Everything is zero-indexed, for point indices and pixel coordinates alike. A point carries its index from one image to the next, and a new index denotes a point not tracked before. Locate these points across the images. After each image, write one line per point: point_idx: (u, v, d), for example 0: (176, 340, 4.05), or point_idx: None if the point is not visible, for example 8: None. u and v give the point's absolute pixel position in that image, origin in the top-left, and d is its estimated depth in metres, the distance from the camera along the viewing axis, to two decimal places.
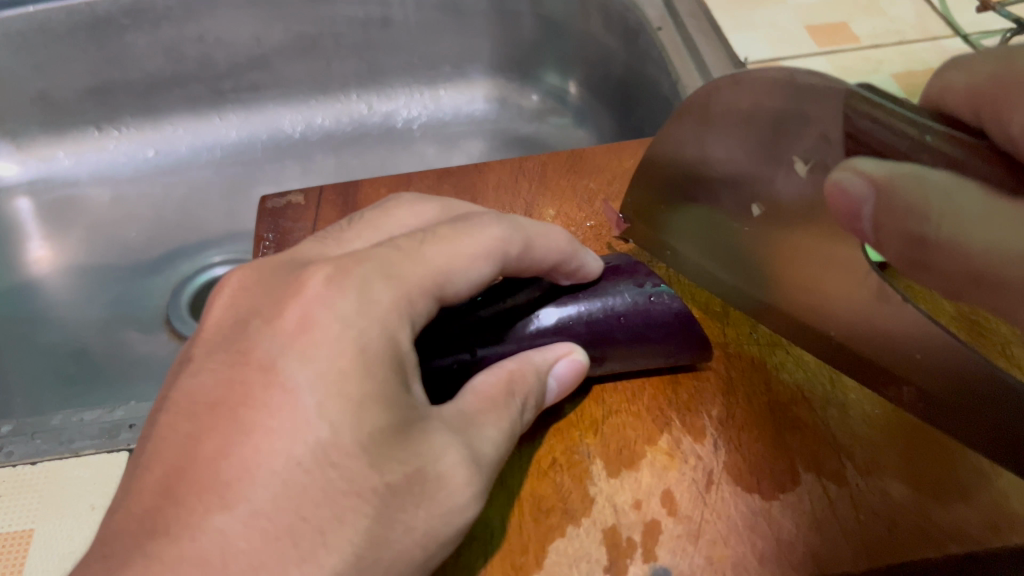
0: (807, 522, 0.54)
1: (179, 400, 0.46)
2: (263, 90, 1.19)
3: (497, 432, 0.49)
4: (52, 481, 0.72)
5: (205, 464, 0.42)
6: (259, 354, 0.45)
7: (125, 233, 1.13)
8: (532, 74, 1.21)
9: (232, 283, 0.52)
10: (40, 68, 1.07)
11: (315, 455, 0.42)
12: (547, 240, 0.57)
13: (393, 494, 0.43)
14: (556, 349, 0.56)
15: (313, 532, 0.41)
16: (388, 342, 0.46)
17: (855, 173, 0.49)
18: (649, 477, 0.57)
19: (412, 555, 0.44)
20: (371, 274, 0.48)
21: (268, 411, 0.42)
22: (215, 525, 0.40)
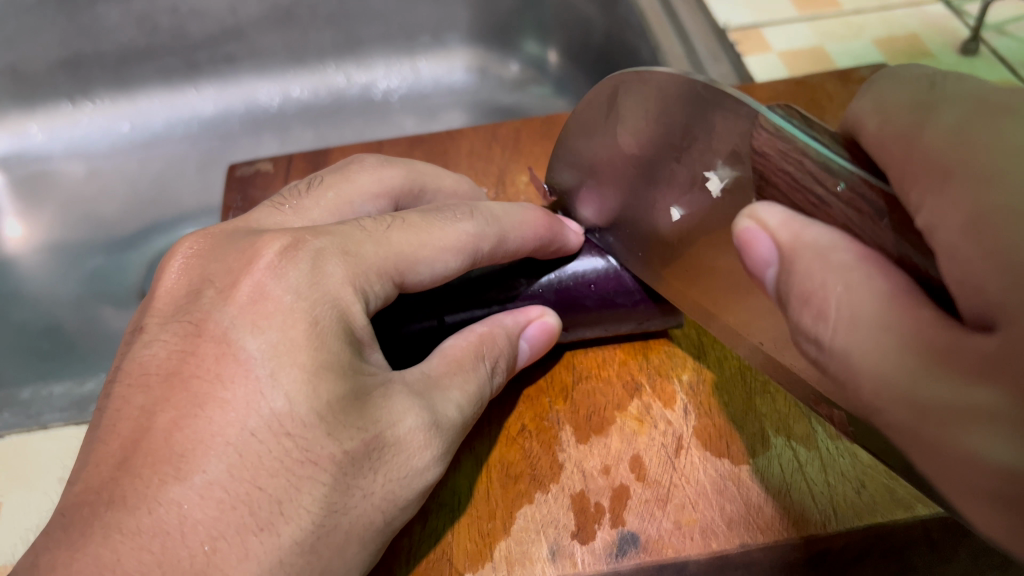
0: (776, 486, 0.54)
1: (133, 371, 0.45)
2: (240, 61, 1.17)
3: (461, 396, 0.49)
4: (18, 453, 0.71)
5: (160, 435, 0.41)
6: (211, 327, 0.44)
7: (97, 207, 1.11)
8: (511, 43, 1.19)
9: (185, 249, 0.50)
10: (9, 40, 1.06)
11: (269, 425, 0.41)
12: (523, 226, 0.55)
13: (351, 461, 0.42)
14: (525, 313, 0.56)
15: (269, 502, 0.41)
16: (341, 314, 0.45)
17: (758, 224, 0.43)
18: (619, 443, 0.57)
19: (370, 519, 0.44)
20: (328, 248, 0.47)
21: (220, 382, 0.42)
22: (171, 497, 0.39)
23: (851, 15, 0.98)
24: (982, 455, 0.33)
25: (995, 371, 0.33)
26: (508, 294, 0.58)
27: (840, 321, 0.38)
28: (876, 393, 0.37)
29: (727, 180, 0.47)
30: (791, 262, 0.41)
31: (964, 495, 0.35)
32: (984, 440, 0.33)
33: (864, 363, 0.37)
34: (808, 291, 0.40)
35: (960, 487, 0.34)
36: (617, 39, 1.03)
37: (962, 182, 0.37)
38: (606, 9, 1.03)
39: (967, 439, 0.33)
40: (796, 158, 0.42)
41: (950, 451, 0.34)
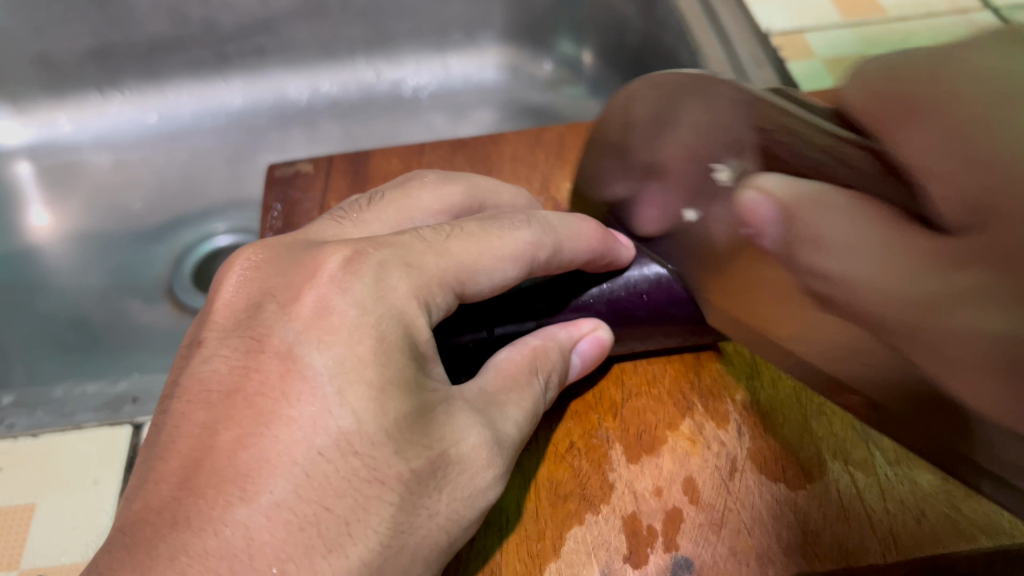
0: (836, 512, 0.52)
1: (193, 388, 0.44)
2: (269, 54, 1.15)
3: (519, 413, 0.48)
4: (53, 454, 0.70)
5: (224, 455, 0.40)
6: (275, 342, 0.43)
7: (125, 200, 1.10)
8: (545, 42, 1.18)
9: (243, 260, 0.49)
10: (40, 30, 1.04)
11: (336, 444, 0.40)
12: (579, 236, 0.53)
13: (417, 481, 0.41)
14: (579, 327, 0.55)
15: (338, 523, 0.39)
16: (405, 329, 0.44)
17: (762, 193, 0.46)
18: (671, 464, 0.55)
19: (436, 540, 0.42)
20: (391, 259, 0.46)
21: (286, 400, 0.41)
22: (238, 518, 0.38)
23: (898, 22, 0.95)
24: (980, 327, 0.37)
25: (981, 257, 0.36)
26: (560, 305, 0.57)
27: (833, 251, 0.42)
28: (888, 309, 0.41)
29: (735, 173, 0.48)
30: (788, 211, 0.44)
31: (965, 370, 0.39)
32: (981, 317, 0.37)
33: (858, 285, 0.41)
34: (809, 234, 0.43)
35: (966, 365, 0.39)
36: (657, 41, 1.01)
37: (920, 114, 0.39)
38: (645, 10, 1.01)
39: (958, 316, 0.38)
40: (800, 130, 0.43)
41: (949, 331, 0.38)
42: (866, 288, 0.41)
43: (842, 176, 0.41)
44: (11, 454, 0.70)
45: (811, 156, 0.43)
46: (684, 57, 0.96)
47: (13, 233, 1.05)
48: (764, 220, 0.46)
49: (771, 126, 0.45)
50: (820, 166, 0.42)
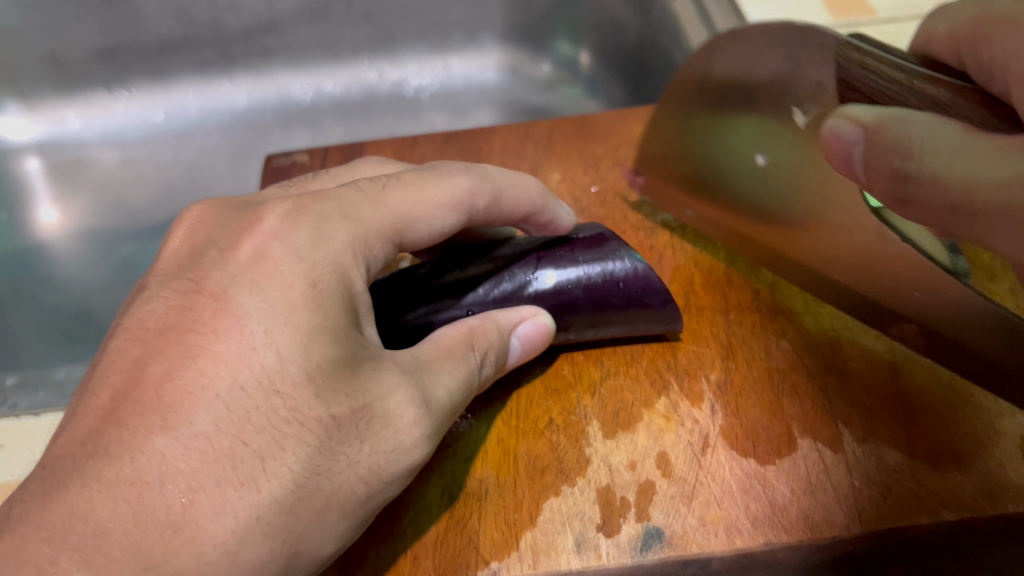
0: (802, 488, 0.54)
1: (131, 327, 0.46)
2: (274, 53, 1.18)
3: (450, 380, 0.49)
4: (52, 431, 0.72)
5: (151, 386, 0.42)
6: (211, 284, 0.46)
7: (131, 195, 1.13)
8: (544, 44, 1.20)
9: (191, 216, 0.53)
10: (49, 28, 1.07)
11: (258, 380, 0.42)
12: (516, 190, 0.58)
13: (337, 426, 0.43)
14: (522, 311, 0.56)
15: (253, 457, 0.41)
16: (342, 278, 0.46)
17: (849, 121, 0.51)
18: (645, 439, 0.57)
19: (353, 489, 0.44)
20: (329, 212, 0.49)
21: (215, 335, 0.43)
22: (155, 447, 0.40)
23: (886, 22, 0.97)
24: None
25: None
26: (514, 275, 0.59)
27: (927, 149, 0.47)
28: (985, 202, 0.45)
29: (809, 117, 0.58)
30: (875, 131, 0.50)
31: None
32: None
33: (957, 174, 0.46)
34: (900, 144, 0.48)
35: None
36: (652, 44, 1.04)
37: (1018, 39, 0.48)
38: (642, 13, 1.03)
39: None
40: (873, 67, 0.51)
41: (1021, 209, 0.44)
42: (953, 183, 0.46)
43: (918, 103, 0.50)
44: (12, 431, 0.71)
45: (889, 88, 0.51)
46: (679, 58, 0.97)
47: (23, 229, 1.08)
48: (849, 142, 0.52)
49: (850, 65, 0.52)
50: (900, 96, 0.50)
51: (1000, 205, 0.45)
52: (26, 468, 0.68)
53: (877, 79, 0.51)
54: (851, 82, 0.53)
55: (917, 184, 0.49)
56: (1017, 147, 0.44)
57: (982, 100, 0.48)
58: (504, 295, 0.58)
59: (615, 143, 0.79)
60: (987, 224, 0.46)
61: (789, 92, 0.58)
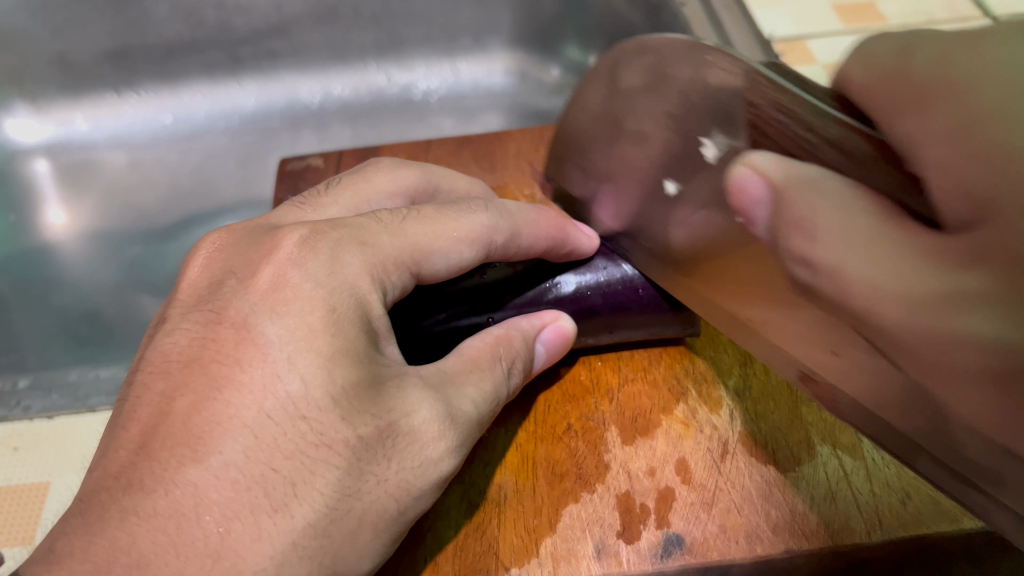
0: (822, 494, 0.54)
1: (155, 359, 0.47)
2: (282, 57, 1.18)
3: (477, 393, 0.49)
4: (66, 434, 0.71)
5: (179, 419, 0.43)
6: (232, 314, 0.46)
7: (138, 197, 1.13)
8: (553, 48, 1.20)
9: (208, 245, 0.53)
10: (58, 30, 1.07)
11: (285, 408, 0.42)
12: (537, 225, 0.56)
13: (365, 447, 0.43)
14: (543, 317, 0.56)
15: (284, 483, 0.42)
16: (359, 303, 0.46)
17: (751, 168, 0.47)
18: (665, 445, 0.57)
19: (384, 507, 0.44)
20: (346, 239, 0.48)
21: (239, 365, 0.43)
22: (187, 478, 0.41)
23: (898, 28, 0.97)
24: (979, 334, 0.38)
25: (988, 258, 0.37)
26: (532, 283, 0.59)
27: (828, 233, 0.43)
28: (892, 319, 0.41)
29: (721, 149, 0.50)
30: (779, 195, 0.45)
31: (957, 375, 0.41)
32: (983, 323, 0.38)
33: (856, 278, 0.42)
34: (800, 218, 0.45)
35: (954, 366, 0.40)
36: None
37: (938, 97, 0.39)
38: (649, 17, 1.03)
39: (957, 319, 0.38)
40: (788, 109, 0.45)
41: (944, 337, 0.39)
42: (859, 284, 0.42)
43: (827, 159, 0.43)
44: (27, 433, 0.71)
45: (801, 138, 0.45)
46: None
47: (30, 230, 1.08)
48: (755, 201, 0.47)
49: (760, 100, 0.46)
50: (812, 146, 0.44)
51: (922, 327, 0.40)
52: (39, 470, 0.69)
53: (799, 127, 0.45)
54: (756, 120, 0.47)
55: (827, 276, 0.44)
56: (932, 262, 0.38)
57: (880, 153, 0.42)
58: (527, 301, 0.59)
59: None
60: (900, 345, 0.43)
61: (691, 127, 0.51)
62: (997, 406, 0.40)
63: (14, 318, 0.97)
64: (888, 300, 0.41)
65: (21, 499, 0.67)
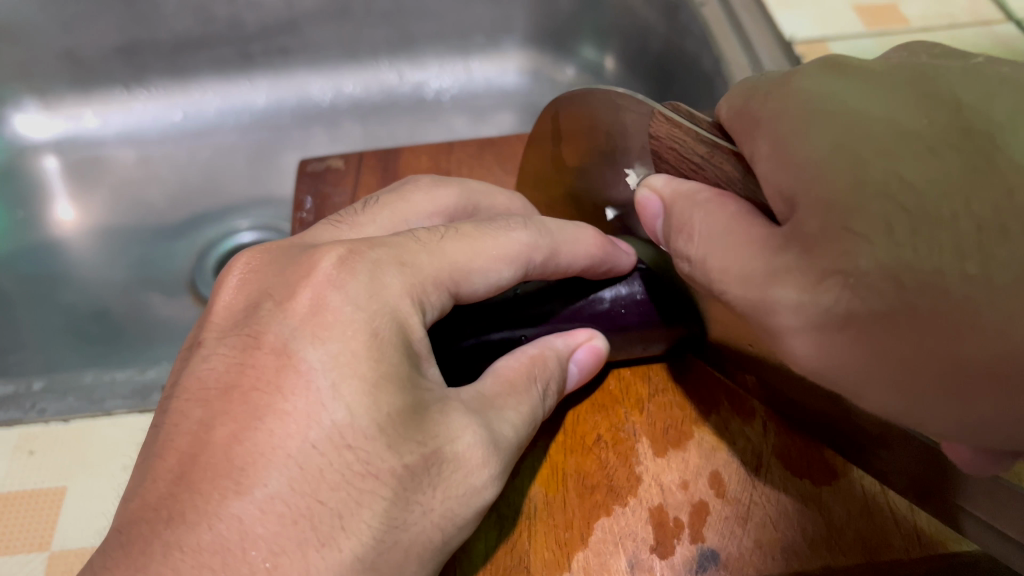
0: (864, 516, 0.54)
1: (191, 387, 0.45)
2: (293, 54, 1.16)
3: (517, 416, 0.48)
4: (84, 438, 0.69)
5: (220, 449, 0.41)
6: (271, 338, 0.45)
7: (147, 194, 1.12)
8: (567, 48, 1.18)
9: (241, 263, 0.52)
10: (68, 25, 1.05)
11: (330, 437, 0.41)
12: (576, 244, 0.55)
13: (410, 476, 0.42)
14: (576, 336, 0.55)
15: (332, 517, 0.41)
16: (399, 324, 0.46)
17: (651, 189, 0.52)
18: (698, 459, 0.57)
19: (430, 538, 0.43)
20: (384, 259, 0.47)
21: (281, 393, 0.42)
22: (231, 512, 0.40)
23: (922, 32, 0.93)
24: (800, 293, 0.41)
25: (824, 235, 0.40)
26: (569, 300, 0.58)
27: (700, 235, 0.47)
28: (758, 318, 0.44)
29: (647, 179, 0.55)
30: (671, 205, 0.50)
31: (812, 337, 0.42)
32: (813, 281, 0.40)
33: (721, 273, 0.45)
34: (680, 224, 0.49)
35: (781, 329, 0.42)
36: (680, 48, 1.01)
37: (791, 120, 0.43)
38: (668, 17, 1.01)
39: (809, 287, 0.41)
40: (682, 132, 0.51)
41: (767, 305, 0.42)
42: (713, 275, 0.46)
43: (716, 175, 0.50)
44: (43, 436, 0.70)
45: (693, 159, 0.51)
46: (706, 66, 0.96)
47: (37, 225, 1.07)
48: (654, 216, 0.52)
49: (658, 130, 0.52)
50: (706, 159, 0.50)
51: (757, 305, 0.43)
52: (56, 476, 0.67)
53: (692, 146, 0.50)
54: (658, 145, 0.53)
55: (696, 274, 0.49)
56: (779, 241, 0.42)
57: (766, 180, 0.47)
58: (563, 317, 0.57)
59: None
60: (762, 328, 0.44)
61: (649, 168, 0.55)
62: (825, 362, 0.41)
63: (21, 315, 0.96)
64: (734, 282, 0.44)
65: (36, 503, 0.65)
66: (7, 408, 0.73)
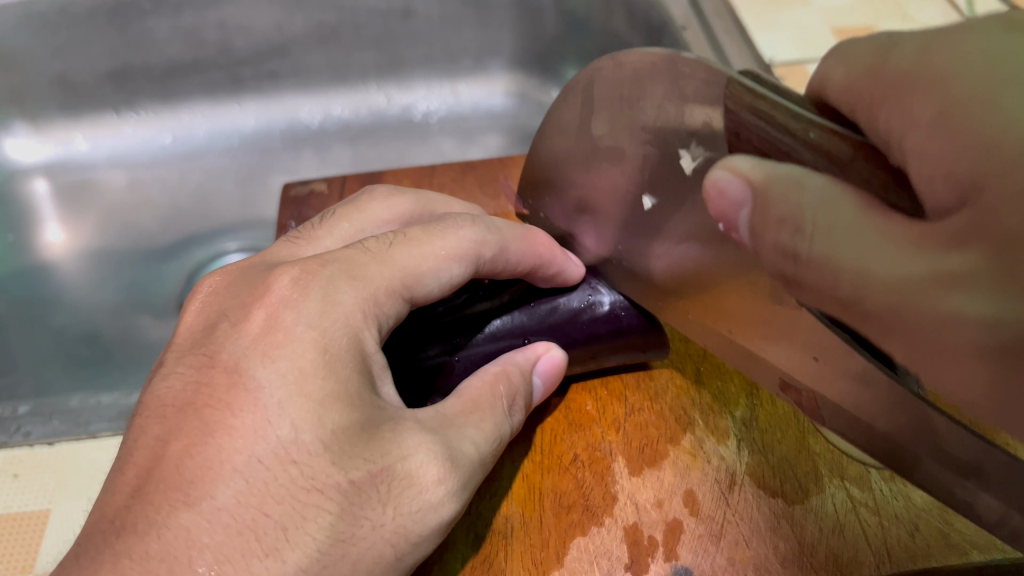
0: (830, 527, 0.55)
1: (151, 404, 0.48)
2: (282, 78, 1.18)
3: (477, 433, 0.50)
4: (67, 461, 0.70)
5: (172, 462, 0.44)
6: (224, 358, 0.47)
7: (137, 217, 1.13)
8: (553, 71, 1.20)
9: (205, 289, 0.55)
10: (59, 51, 1.06)
11: (276, 453, 0.43)
12: (524, 243, 0.58)
13: (357, 491, 0.44)
14: (535, 349, 0.58)
15: (275, 529, 0.42)
16: (353, 341, 0.47)
17: (731, 173, 0.46)
18: (672, 477, 0.58)
19: (380, 552, 0.45)
20: (337, 274, 0.49)
21: (231, 411, 0.44)
22: (180, 522, 0.41)
23: None
24: (969, 313, 0.37)
25: (972, 238, 0.36)
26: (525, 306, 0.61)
27: (814, 229, 0.42)
28: (897, 324, 0.41)
29: (697, 160, 0.48)
30: (762, 193, 0.44)
31: (956, 358, 0.39)
32: (978, 301, 0.37)
33: (840, 263, 0.42)
34: (786, 216, 0.44)
35: (951, 350, 0.39)
36: None
37: (920, 84, 0.41)
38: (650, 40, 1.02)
39: (944, 302, 0.38)
40: (766, 115, 0.45)
41: (938, 315, 0.39)
42: (848, 273, 0.41)
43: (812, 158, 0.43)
44: (28, 461, 0.70)
45: (785, 143, 0.44)
46: None
47: (28, 248, 1.08)
48: (734, 205, 0.46)
49: (738, 105, 0.45)
50: (793, 150, 0.43)
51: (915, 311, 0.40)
52: (40, 498, 0.67)
53: (777, 130, 0.44)
54: (736, 128, 0.45)
55: (807, 266, 0.44)
56: (915, 241, 0.39)
57: (885, 164, 0.41)
58: (556, 323, 0.61)
59: None
60: (894, 327, 0.41)
61: (667, 145, 0.51)
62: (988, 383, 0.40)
63: (11, 339, 0.97)
64: (878, 287, 0.40)
65: (20, 529, 0.65)
66: None
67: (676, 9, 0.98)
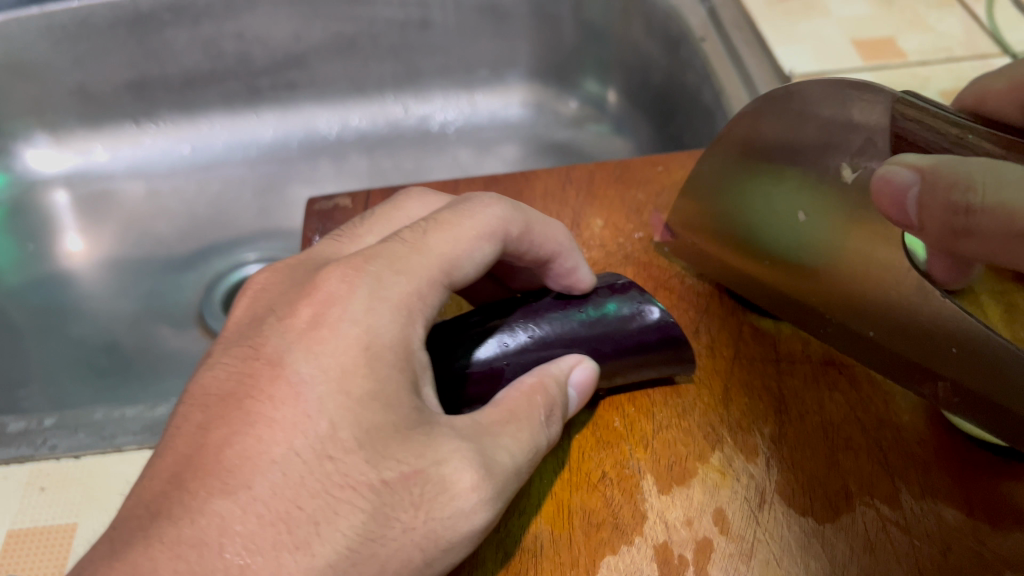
0: (860, 546, 0.57)
1: (197, 392, 0.48)
2: (301, 89, 1.18)
3: (513, 443, 0.49)
4: (95, 475, 0.69)
5: (213, 450, 0.44)
6: (269, 350, 0.47)
7: (157, 227, 1.13)
8: (569, 82, 1.20)
9: (256, 285, 0.55)
10: (79, 61, 1.06)
11: (314, 446, 0.44)
12: (544, 227, 0.60)
13: (389, 491, 0.44)
14: (568, 359, 0.57)
15: (308, 522, 0.43)
16: (399, 338, 0.48)
17: (901, 166, 0.55)
18: (701, 495, 0.59)
19: (408, 556, 0.44)
20: (382, 270, 0.50)
21: (273, 403, 0.45)
22: (214, 509, 0.42)
23: (918, 66, 0.94)
24: None
25: None
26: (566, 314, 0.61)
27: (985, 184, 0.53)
28: None
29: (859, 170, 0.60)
30: (932, 173, 0.54)
31: None
32: None
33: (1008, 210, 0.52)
34: (954, 184, 0.53)
35: None
36: (680, 82, 1.03)
37: None
38: (670, 51, 1.03)
39: None
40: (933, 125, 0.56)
41: None
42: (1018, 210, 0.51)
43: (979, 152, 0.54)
44: (56, 474, 0.70)
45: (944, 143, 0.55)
46: (707, 99, 0.96)
47: (48, 259, 1.09)
48: (903, 188, 0.55)
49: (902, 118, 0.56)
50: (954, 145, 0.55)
51: None
52: (67, 512, 0.67)
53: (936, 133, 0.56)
54: (901, 134, 0.56)
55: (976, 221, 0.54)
56: None
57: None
58: (607, 331, 0.61)
59: (655, 188, 0.81)
60: None
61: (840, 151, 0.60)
62: None
63: (31, 347, 0.97)
64: None
65: (49, 542, 0.65)
66: (20, 445, 0.72)
67: (694, 19, 1.00)
